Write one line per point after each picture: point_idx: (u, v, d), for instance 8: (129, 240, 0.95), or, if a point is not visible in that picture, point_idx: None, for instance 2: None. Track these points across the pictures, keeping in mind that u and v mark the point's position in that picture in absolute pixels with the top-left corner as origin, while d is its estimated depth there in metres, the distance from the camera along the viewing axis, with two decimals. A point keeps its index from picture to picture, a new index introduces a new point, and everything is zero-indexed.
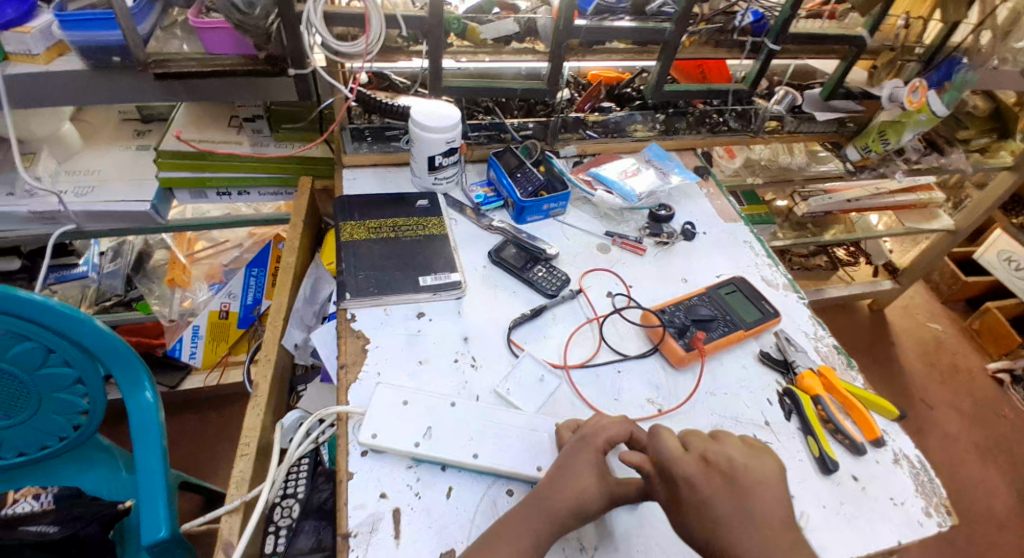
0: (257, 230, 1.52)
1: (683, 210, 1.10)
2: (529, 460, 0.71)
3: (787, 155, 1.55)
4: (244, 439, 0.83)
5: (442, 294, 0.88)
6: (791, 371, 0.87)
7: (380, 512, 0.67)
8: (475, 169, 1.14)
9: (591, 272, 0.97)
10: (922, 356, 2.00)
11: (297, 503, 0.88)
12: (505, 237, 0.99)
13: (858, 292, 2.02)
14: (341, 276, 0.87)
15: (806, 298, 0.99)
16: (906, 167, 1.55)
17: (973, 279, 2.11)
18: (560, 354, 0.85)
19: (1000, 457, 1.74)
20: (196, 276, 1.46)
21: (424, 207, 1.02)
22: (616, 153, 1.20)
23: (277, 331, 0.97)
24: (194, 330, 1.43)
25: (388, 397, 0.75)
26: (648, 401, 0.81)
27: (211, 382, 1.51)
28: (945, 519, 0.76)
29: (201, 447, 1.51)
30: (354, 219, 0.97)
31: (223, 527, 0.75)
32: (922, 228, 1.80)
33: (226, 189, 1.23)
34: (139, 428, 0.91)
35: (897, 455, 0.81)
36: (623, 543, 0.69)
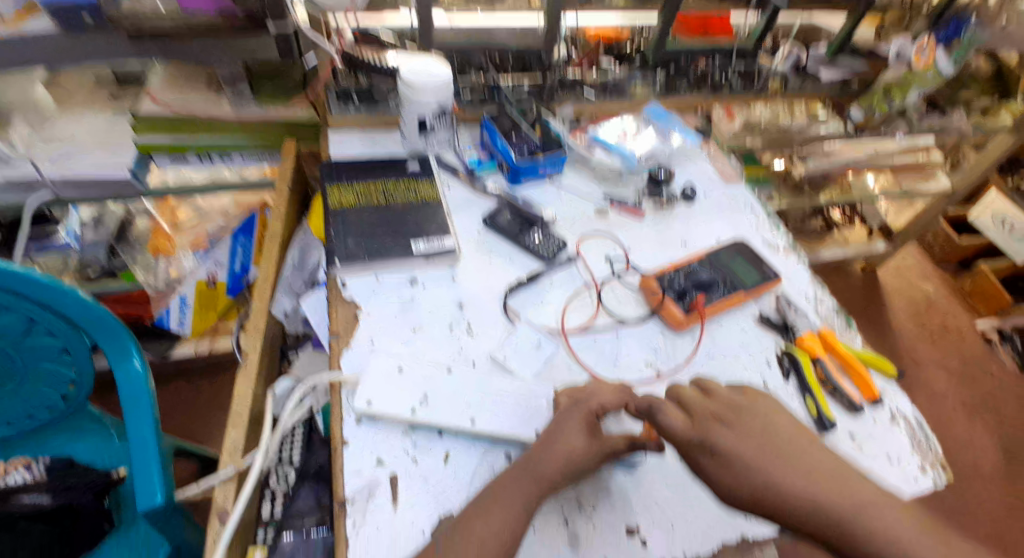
0: (241, 198, 1.46)
1: (683, 172, 1.07)
2: (528, 425, 0.70)
3: (789, 116, 1.36)
4: (237, 408, 0.81)
5: (435, 260, 0.86)
6: (791, 333, 0.86)
7: (377, 478, 0.66)
8: (467, 130, 1.09)
9: (588, 236, 0.94)
10: (913, 317, 2.01)
11: (293, 469, 0.87)
12: (500, 201, 0.96)
13: (852, 255, 2.01)
14: (330, 244, 0.84)
15: (807, 261, 0.97)
16: (908, 128, 1.51)
17: (966, 241, 2.10)
18: (558, 319, 0.83)
19: (985, 414, 1.77)
20: (182, 244, 1.42)
21: (415, 171, 0.97)
22: (614, 113, 1.16)
23: (265, 301, 0.94)
24: (181, 299, 1.43)
25: (382, 365, 0.73)
26: (647, 365, 0.80)
27: (201, 351, 1.48)
28: (940, 476, 0.76)
29: (195, 415, 1.50)
30: (342, 183, 0.93)
31: (218, 496, 0.74)
32: (917, 188, 1.76)
33: (208, 154, 1.18)
34: (130, 397, 0.89)
35: (894, 414, 0.81)
36: (620, 501, 0.68)
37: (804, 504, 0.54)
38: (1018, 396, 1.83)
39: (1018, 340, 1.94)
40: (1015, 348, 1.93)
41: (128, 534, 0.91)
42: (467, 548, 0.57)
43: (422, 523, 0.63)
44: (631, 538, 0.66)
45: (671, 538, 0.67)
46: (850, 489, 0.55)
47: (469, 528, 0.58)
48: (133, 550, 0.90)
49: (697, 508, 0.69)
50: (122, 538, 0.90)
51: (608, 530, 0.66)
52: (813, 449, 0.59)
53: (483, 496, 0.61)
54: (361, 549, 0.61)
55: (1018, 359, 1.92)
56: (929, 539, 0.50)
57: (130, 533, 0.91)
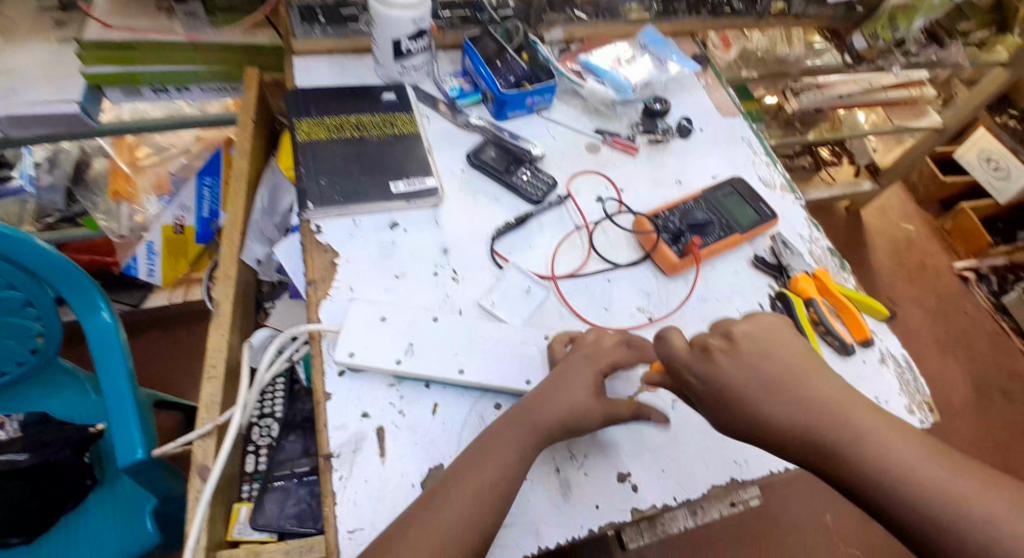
0: (205, 133, 1.38)
1: (678, 104, 1.01)
2: (520, 374, 0.67)
3: (784, 46, 1.40)
4: (212, 360, 0.77)
5: (417, 202, 0.80)
6: (785, 275, 0.84)
7: (363, 431, 0.63)
8: (448, 58, 1.01)
9: (578, 175, 0.89)
10: (893, 256, 2.02)
11: (276, 422, 0.83)
12: (484, 137, 0.90)
13: (838, 194, 1.97)
14: (301, 182, 0.78)
15: (803, 199, 0.94)
16: (904, 61, 1.42)
17: (951, 179, 2.07)
18: (547, 264, 0.79)
19: (957, 351, 1.81)
20: (144, 188, 1.34)
21: (391, 102, 0.90)
22: (606, 38, 1.08)
23: (235, 247, 0.88)
24: (148, 246, 1.33)
25: (363, 314, 0.69)
26: (639, 310, 0.77)
27: (175, 300, 1.45)
28: (926, 416, 0.76)
29: (171, 365, 1.46)
30: (311, 116, 0.85)
31: (197, 452, 0.70)
32: (909, 125, 1.71)
33: (161, 86, 1.09)
34: (101, 351, 0.85)
35: (884, 355, 0.80)
36: (613, 449, 0.67)
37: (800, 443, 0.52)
38: (990, 334, 1.88)
39: (994, 279, 1.97)
40: (990, 287, 1.96)
41: (113, 490, 0.89)
42: (461, 501, 0.55)
43: (412, 475, 0.61)
44: (622, 484, 0.65)
45: (663, 484, 0.66)
46: (849, 416, 0.51)
47: (462, 480, 0.56)
48: (117, 508, 0.88)
49: (690, 455, 0.68)
50: (107, 495, 0.88)
51: (600, 478, 0.65)
52: (814, 375, 0.54)
53: (475, 445, 0.59)
54: (349, 503, 0.59)
55: (992, 299, 1.95)
56: (931, 470, 0.48)
57: (115, 490, 0.89)
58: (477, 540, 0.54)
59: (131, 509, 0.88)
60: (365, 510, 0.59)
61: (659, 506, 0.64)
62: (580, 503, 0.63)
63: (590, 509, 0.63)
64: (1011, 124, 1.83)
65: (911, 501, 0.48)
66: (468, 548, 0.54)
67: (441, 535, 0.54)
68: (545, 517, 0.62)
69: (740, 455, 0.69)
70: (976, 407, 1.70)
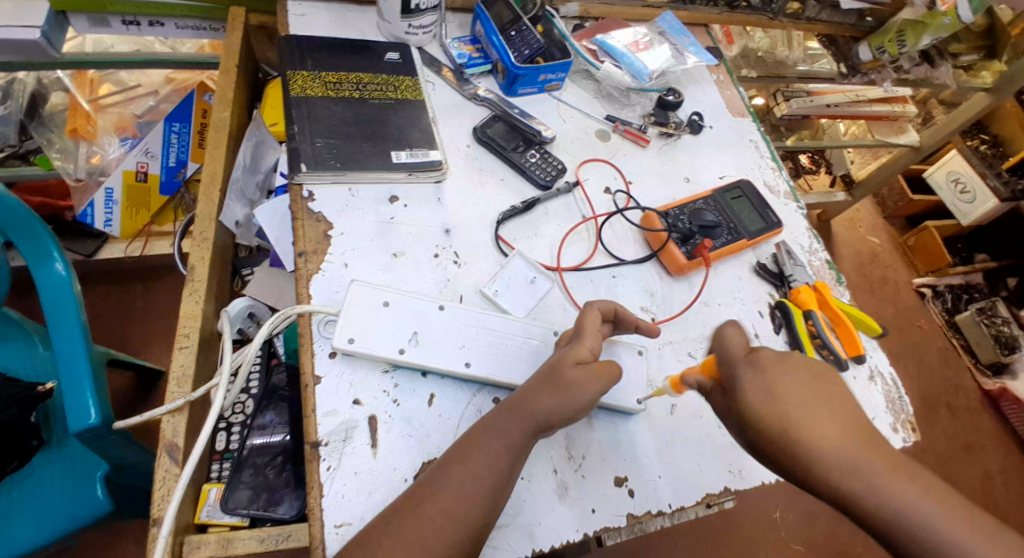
0: (176, 75, 1.27)
1: (691, 98, 0.98)
2: (524, 370, 0.64)
3: (784, 48, 1.42)
4: (183, 329, 0.71)
5: (419, 175, 0.75)
6: (786, 284, 0.83)
7: (354, 420, 0.59)
8: (457, 21, 0.95)
9: (587, 163, 0.85)
10: (856, 267, 2.06)
11: (251, 399, 0.78)
12: (493, 111, 0.85)
13: (813, 202, 1.97)
14: (294, 141, 0.71)
15: (804, 208, 0.93)
16: (895, 78, 1.45)
17: (919, 197, 2.10)
18: (552, 255, 0.76)
19: (908, 362, 1.89)
20: (104, 127, 1.22)
21: (394, 61, 0.84)
22: (622, 18, 1.03)
23: (212, 205, 0.81)
24: (107, 193, 1.21)
25: (363, 295, 0.64)
26: (641, 309, 0.75)
27: (132, 252, 1.32)
28: (909, 436, 0.77)
29: (126, 321, 1.37)
30: (306, 68, 0.78)
31: (166, 428, 0.65)
32: (890, 140, 1.67)
33: (133, 18, 0.97)
34: (51, 304, 0.76)
35: (873, 372, 0.80)
36: (610, 450, 0.65)
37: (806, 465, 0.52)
38: (940, 349, 1.95)
39: (949, 298, 2.03)
40: (945, 305, 2.02)
41: (60, 454, 0.82)
42: (452, 491, 0.53)
43: (404, 469, 0.58)
44: (619, 488, 0.63)
45: (658, 489, 0.65)
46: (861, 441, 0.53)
47: (448, 474, 0.54)
48: (64, 472, 0.81)
49: (686, 461, 0.67)
50: (53, 457, 0.82)
51: (598, 481, 0.63)
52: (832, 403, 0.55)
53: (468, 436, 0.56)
54: (336, 496, 0.55)
55: (945, 315, 2.01)
56: None
57: (63, 452, 0.82)
58: (461, 537, 0.52)
59: (79, 474, 0.81)
60: (354, 504, 0.55)
61: (651, 512, 0.63)
62: (575, 506, 0.61)
63: (587, 512, 0.61)
64: (981, 149, 1.88)
65: (898, 537, 0.52)
66: (454, 545, 0.52)
67: (423, 529, 0.52)
68: (541, 518, 0.60)
69: (734, 464, 0.68)
70: (921, 417, 1.78)
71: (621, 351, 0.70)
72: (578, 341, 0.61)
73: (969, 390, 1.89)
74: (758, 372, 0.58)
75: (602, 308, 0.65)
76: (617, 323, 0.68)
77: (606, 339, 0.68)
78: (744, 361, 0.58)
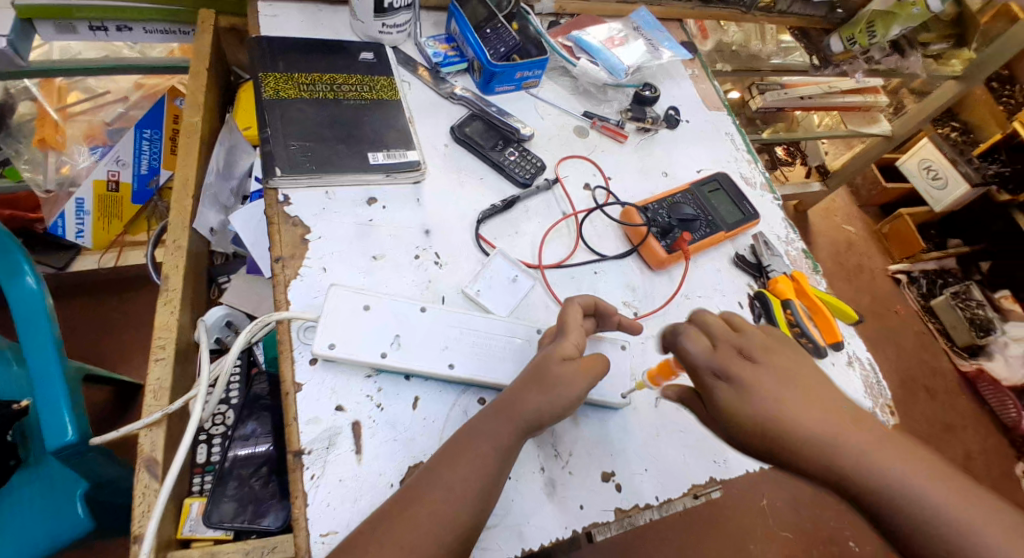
0: (147, 80, 1.24)
1: (666, 92, 0.99)
2: (509, 370, 0.64)
3: (758, 41, 1.43)
4: (158, 340, 0.70)
5: (397, 176, 0.74)
6: (764, 275, 0.83)
7: (337, 426, 0.58)
8: (432, 19, 0.94)
9: (566, 159, 0.85)
10: (833, 256, 2.10)
11: (231, 409, 0.77)
12: (470, 110, 0.84)
13: (789, 193, 1.99)
14: (268, 145, 0.70)
15: (781, 199, 0.94)
16: (867, 68, 1.45)
17: (892, 185, 2.14)
18: (534, 253, 0.75)
19: (887, 348, 1.92)
20: (74, 136, 1.18)
21: (369, 61, 0.83)
22: (598, 15, 1.03)
23: (185, 211, 0.79)
24: (78, 204, 1.17)
25: (343, 300, 0.63)
26: (623, 304, 0.75)
27: (105, 264, 1.28)
28: (887, 419, 0.78)
29: (101, 334, 1.34)
30: (278, 70, 0.77)
31: (144, 443, 0.64)
32: (863, 130, 1.70)
33: (100, 23, 0.94)
34: (22, 319, 0.74)
35: (851, 358, 0.81)
36: (597, 447, 0.65)
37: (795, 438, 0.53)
38: (917, 334, 1.99)
39: (924, 283, 2.07)
40: (920, 290, 2.06)
41: (38, 474, 0.80)
42: (439, 495, 0.53)
43: (390, 474, 0.57)
44: (607, 484, 0.63)
45: (646, 483, 0.65)
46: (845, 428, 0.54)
47: (435, 477, 0.54)
48: (44, 491, 0.79)
49: (672, 454, 0.67)
50: (31, 476, 0.79)
51: (585, 478, 0.63)
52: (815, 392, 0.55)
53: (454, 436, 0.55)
54: (322, 505, 0.54)
55: (921, 300, 2.06)
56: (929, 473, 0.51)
57: (41, 471, 0.80)
58: (449, 540, 0.52)
59: (58, 493, 0.79)
60: (340, 512, 0.55)
61: (640, 505, 0.63)
62: (564, 503, 0.61)
63: (576, 509, 0.61)
64: (951, 137, 1.92)
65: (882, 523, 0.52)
66: (442, 549, 0.51)
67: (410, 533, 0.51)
68: (530, 517, 0.60)
69: (720, 454, 0.68)
70: (900, 402, 1.82)
71: (604, 346, 0.70)
72: (563, 339, 0.61)
73: (946, 372, 1.93)
74: (743, 363, 0.58)
75: (583, 303, 0.65)
76: (600, 319, 0.68)
77: (589, 334, 0.67)
78: (728, 348, 0.59)
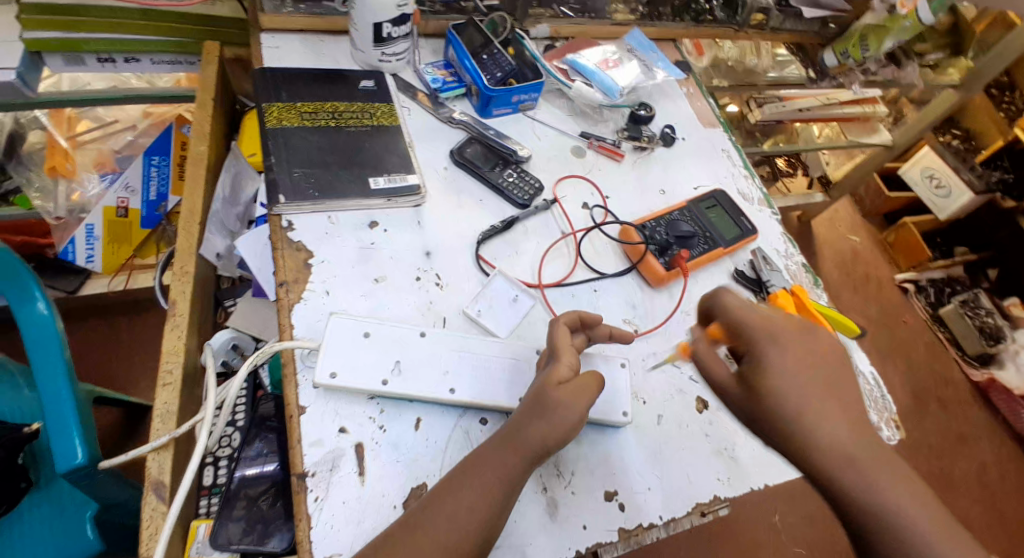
0: (154, 109, 1.27)
1: (662, 111, 1.00)
2: (513, 393, 0.65)
3: (754, 56, 1.45)
4: (165, 366, 0.71)
5: (397, 201, 0.76)
6: (764, 290, 0.84)
7: (340, 449, 0.59)
8: (430, 47, 0.96)
9: (564, 179, 0.87)
10: (838, 266, 2.09)
11: (237, 432, 0.78)
12: (468, 134, 0.86)
13: (791, 204, 1.99)
14: (272, 173, 0.72)
15: (779, 214, 0.94)
16: (864, 79, 1.46)
17: (896, 194, 2.13)
18: (533, 272, 0.76)
19: (896, 358, 1.90)
20: (83, 164, 1.21)
21: (369, 89, 0.85)
22: (592, 37, 1.06)
23: (192, 237, 0.81)
24: (87, 229, 1.20)
25: (345, 325, 0.65)
26: (624, 322, 0.76)
27: (116, 287, 1.30)
28: (893, 433, 0.78)
29: (111, 358, 1.36)
30: (281, 100, 0.79)
31: (151, 467, 0.65)
32: (861, 140, 1.71)
33: (108, 55, 0.98)
34: (35, 344, 0.76)
35: (855, 373, 0.81)
36: (599, 465, 0.66)
37: (822, 450, 0.54)
38: (926, 343, 1.97)
39: (932, 292, 2.05)
40: (928, 299, 2.04)
41: (49, 497, 0.80)
42: (443, 523, 0.53)
43: (393, 497, 0.58)
44: (609, 502, 0.64)
45: (648, 501, 0.65)
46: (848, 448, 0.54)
47: (440, 506, 0.54)
48: (53, 515, 0.79)
49: (675, 471, 0.68)
50: (42, 499, 0.80)
51: (587, 496, 0.63)
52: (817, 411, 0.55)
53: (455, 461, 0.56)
54: (326, 527, 0.55)
55: (929, 309, 2.03)
56: None
57: (52, 494, 0.81)
58: None
59: (67, 516, 0.80)
60: (344, 535, 0.55)
61: (643, 525, 0.63)
62: (567, 522, 0.61)
63: (578, 529, 0.61)
64: (953, 145, 1.94)
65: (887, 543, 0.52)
66: None
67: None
68: (532, 538, 0.60)
69: (722, 471, 0.69)
70: (912, 412, 1.80)
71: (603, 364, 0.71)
72: (557, 362, 0.62)
73: (958, 382, 1.91)
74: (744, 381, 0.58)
75: (569, 322, 0.66)
76: (588, 332, 0.69)
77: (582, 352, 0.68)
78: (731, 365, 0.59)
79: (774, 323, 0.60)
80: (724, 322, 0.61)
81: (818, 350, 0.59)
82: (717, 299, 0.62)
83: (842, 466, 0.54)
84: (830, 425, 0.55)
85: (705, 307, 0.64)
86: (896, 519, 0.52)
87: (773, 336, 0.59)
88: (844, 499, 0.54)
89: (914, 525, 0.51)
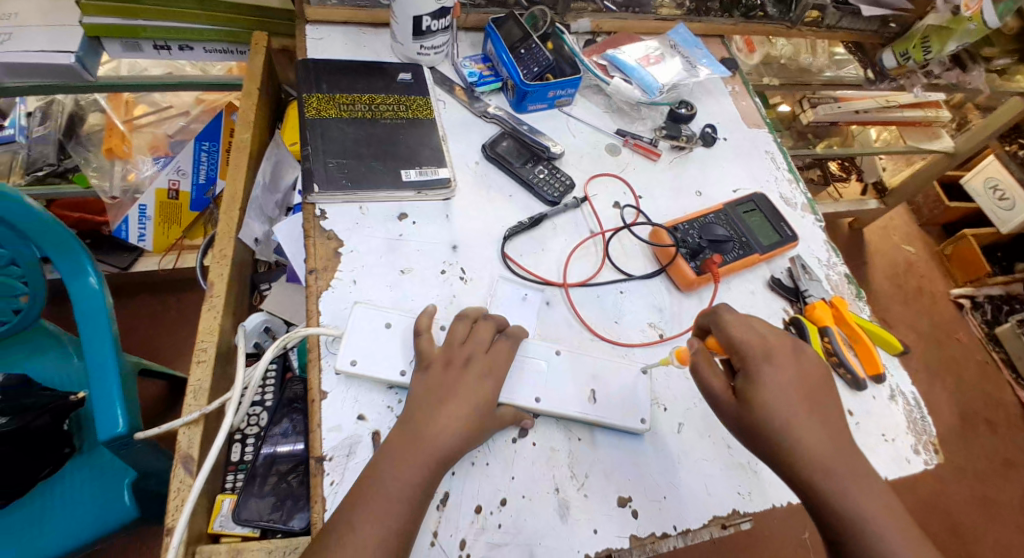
0: (206, 96, 1.32)
1: (704, 110, 0.98)
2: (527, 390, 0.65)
3: (808, 54, 1.38)
4: (200, 344, 0.74)
5: (427, 193, 0.77)
6: (801, 300, 0.80)
7: (357, 435, 0.60)
8: (469, 40, 0.97)
9: (596, 178, 0.86)
10: (890, 277, 1.99)
11: (265, 411, 0.80)
12: (502, 128, 0.86)
13: (842, 210, 1.91)
14: (307, 162, 0.74)
15: (823, 220, 0.90)
16: (925, 82, 1.38)
17: (957, 204, 2.01)
18: (559, 271, 0.76)
19: (946, 377, 1.80)
20: (138, 147, 1.27)
21: (406, 82, 0.86)
22: (634, 32, 1.04)
23: (232, 221, 0.84)
24: (140, 210, 1.26)
25: (367, 316, 0.66)
26: (650, 326, 0.75)
27: (165, 266, 1.37)
28: (931, 458, 0.73)
29: (159, 332, 1.43)
30: (320, 91, 0.81)
31: (181, 440, 0.68)
32: (922, 146, 1.61)
33: (164, 43, 1.01)
34: (86, 316, 0.80)
35: (894, 392, 0.77)
36: (613, 469, 0.65)
37: (807, 462, 0.55)
38: (980, 363, 1.85)
39: (989, 309, 1.94)
40: (985, 317, 1.93)
41: (90, 462, 0.85)
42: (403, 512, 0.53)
43: None
44: (622, 508, 0.63)
45: (664, 511, 0.63)
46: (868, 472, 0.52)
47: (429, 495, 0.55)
48: (94, 478, 0.84)
49: (696, 482, 0.66)
50: (85, 463, 0.85)
51: (601, 501, 0.63)
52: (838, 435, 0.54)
53: (426, 438, 0.56)
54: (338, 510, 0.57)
55: (985, 328, 1.92)
56: None
57: (94, 459, 0.85)
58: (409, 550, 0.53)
59: (107, 480, 0.84)
60: None
61: (657, 534, 0.62)
62: (578, 525, 0.61)
63: (589, 533, 0.61)
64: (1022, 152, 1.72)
65: None
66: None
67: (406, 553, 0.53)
68: (542, 538, 0.60)
69: (744, 486, 0.66)
70: (958, 435, 1.70)
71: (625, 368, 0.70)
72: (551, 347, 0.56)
73: (1011, 407, 1.79)
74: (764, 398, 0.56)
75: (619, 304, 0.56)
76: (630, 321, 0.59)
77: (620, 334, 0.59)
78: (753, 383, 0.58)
79: (767, 340, 0.61)
80: (720, 336, 0.63)
81: (813, 369, 0.60)
82: (714, 313, 0.64)
83: (835, 474, 0.54)
84: (822, 433, 0.56)
85: (704, 322, 0.66)
86: (869, 535, 0.52)
87: (768, 353, 0.60)
88: (824, 511, 0.54)
89: (892, 538, 0.52)
